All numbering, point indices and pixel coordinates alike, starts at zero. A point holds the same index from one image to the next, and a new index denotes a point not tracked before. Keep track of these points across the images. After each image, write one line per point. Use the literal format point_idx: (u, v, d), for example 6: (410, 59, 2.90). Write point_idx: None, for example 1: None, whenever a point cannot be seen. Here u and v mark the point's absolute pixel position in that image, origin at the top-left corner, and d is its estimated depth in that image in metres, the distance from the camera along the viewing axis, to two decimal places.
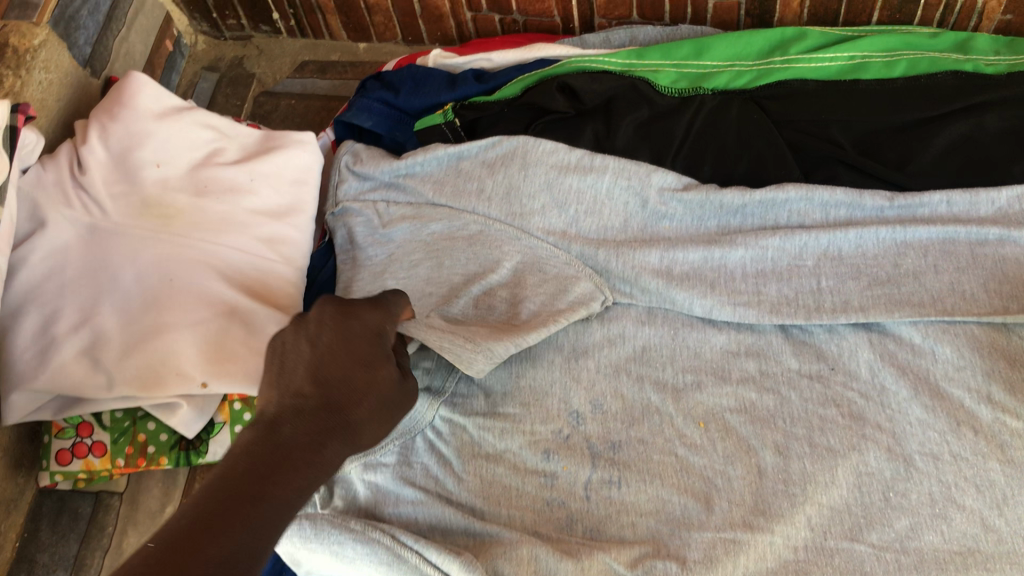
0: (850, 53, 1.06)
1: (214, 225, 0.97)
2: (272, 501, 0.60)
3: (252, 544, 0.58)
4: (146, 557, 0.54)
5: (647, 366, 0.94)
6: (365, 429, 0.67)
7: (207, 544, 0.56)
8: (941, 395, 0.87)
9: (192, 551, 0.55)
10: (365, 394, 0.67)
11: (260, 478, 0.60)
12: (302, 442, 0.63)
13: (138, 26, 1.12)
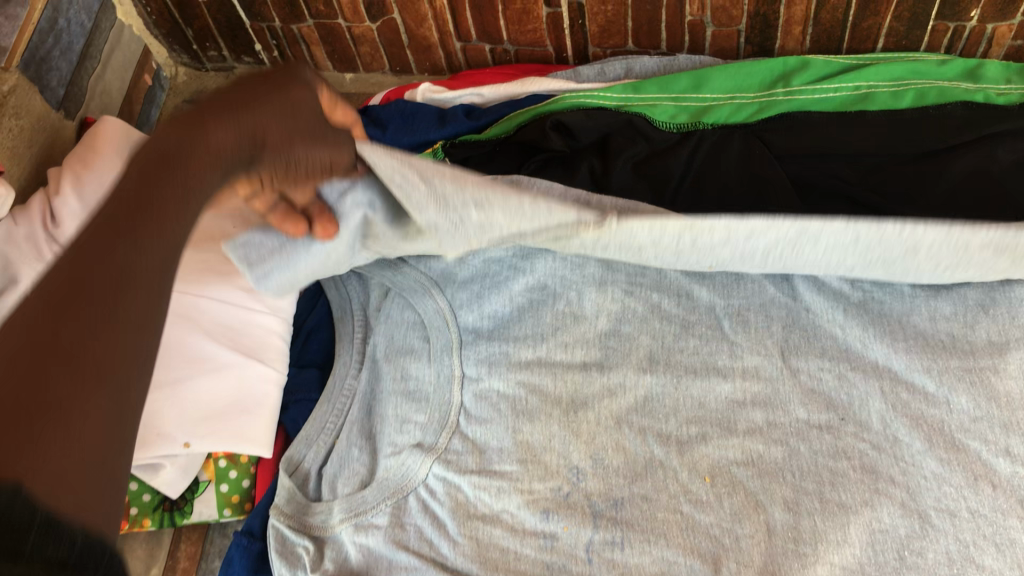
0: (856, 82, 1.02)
1: (194, 276, 0.94)
2: (169, 224, 0.51)
3: (127, 295, 0.47)
4: (29, 312, 0.45)
5: (649, 418, 0.89)
6: (270, 131, 0.57)
7: (99, 264, 0.47)
8: (957, 447, 0.84)
9: (87, 279, 0.46)
10: (270, 111, 0.58)
11: (146, 192, 0.50)
12: (193, 150, 0.53)
13: (114, 64, 1.08)
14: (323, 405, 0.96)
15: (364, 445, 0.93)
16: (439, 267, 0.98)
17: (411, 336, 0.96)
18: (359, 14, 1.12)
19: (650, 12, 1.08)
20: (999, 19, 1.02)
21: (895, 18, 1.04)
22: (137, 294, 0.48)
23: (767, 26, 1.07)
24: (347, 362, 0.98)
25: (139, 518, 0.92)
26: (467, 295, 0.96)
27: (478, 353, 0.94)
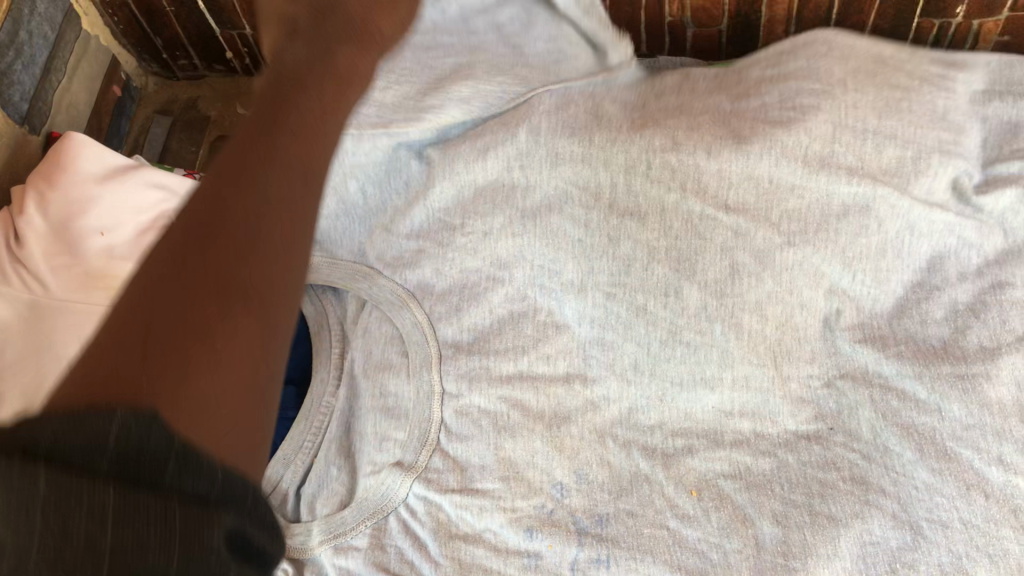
0: None
1: None
2: (301, 104, 0.47)
3: (298, 153, 0.45)
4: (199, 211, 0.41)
5: (635, 431, 0.87)
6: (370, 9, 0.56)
7: (261, 165, 0.43)
8: (949, 457, 0.81)
9: (255, 167, 0.42)
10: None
11: (274, 92, 0.47)
12: (302, 56, 0.50)
13: (80, 76, 1.05)
14: (300, 422, 0.92)
15: (343, 462, 0.90)
16: (416, 277, 0.94)
17: (389, 353, 0.92)
18: None
19: (628, 13, 1.04)
20: (985, 15, 0.97)
21: (878, 15, 0.99)
22: (310, 154, 0.46)
23: (749, 26, 1.03)
24: (324, 378, 0.94)
25: None
26: (445, 307, 0.92)
27: (456, 369, 0.90)
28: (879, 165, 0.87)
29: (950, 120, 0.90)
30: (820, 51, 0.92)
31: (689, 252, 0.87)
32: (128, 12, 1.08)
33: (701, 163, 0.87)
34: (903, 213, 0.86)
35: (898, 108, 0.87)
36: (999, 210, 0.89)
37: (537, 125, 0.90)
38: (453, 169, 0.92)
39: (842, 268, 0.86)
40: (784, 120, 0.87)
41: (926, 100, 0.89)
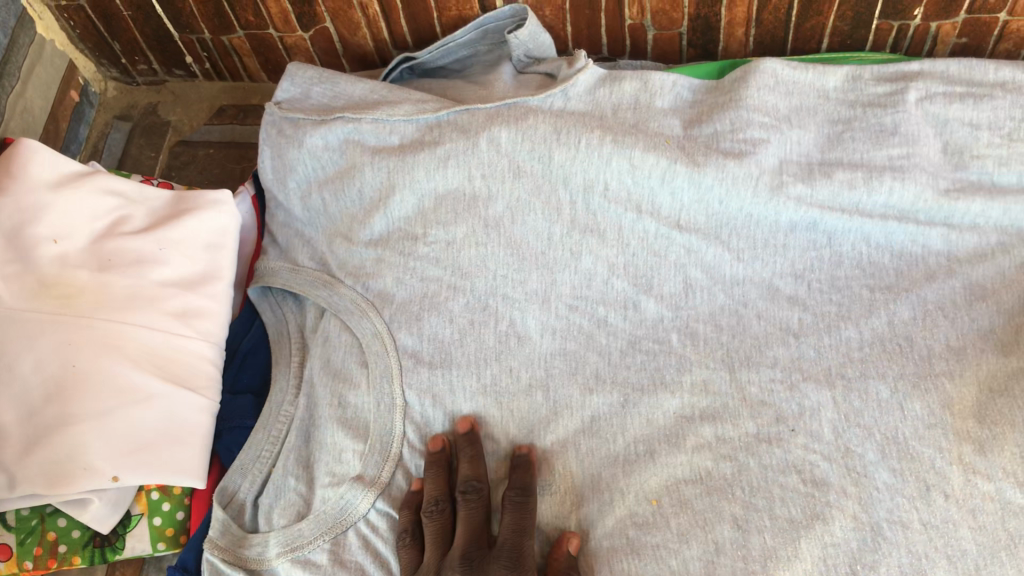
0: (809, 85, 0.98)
1: (122, 303, 0.88)
2: None
3: None
4: None
5: (597, 438, 0.85)
6: None
7: None
8: (911, 456, 0.79)
9: None
10: None
11: None
12: None
13: (35, 81, 1.03)
14: (260, 430, 0.91)
15: (300, 473, 0.88)
16: (377, 286, 0.93)
17: (349, 359, 0.91)
18: (290, 24, 1.05)
19: (589, 17, 1.02)
20: (942, 17, 0.97)
21: (838, 17, 0.99)
22: None
23: (709, 29, 1.02)
24: (283, 387, 0.93)
25: (68, 556, 0.86)
26: (405, 314, 0.91)
27: (418, 383, 0.88)
28: (829, 189, 0.90)
29: (903, 134, 0.92)
30: (768, 79, 0.97)
31: (645, 268, 0.92)
32: (85, 15, 1.07)
33: (655, 187, 0.92)
34: (855, 230, 0.91)
35: (842, 140, 0.93)
36: (972, 217, 0.90)
37: (496, 136, 0.92)
38: (413, 178, 0.93)
39: (794, 280, 0.91)
40: (736, 149, 0.92)
41: (872, 122, 0.94)
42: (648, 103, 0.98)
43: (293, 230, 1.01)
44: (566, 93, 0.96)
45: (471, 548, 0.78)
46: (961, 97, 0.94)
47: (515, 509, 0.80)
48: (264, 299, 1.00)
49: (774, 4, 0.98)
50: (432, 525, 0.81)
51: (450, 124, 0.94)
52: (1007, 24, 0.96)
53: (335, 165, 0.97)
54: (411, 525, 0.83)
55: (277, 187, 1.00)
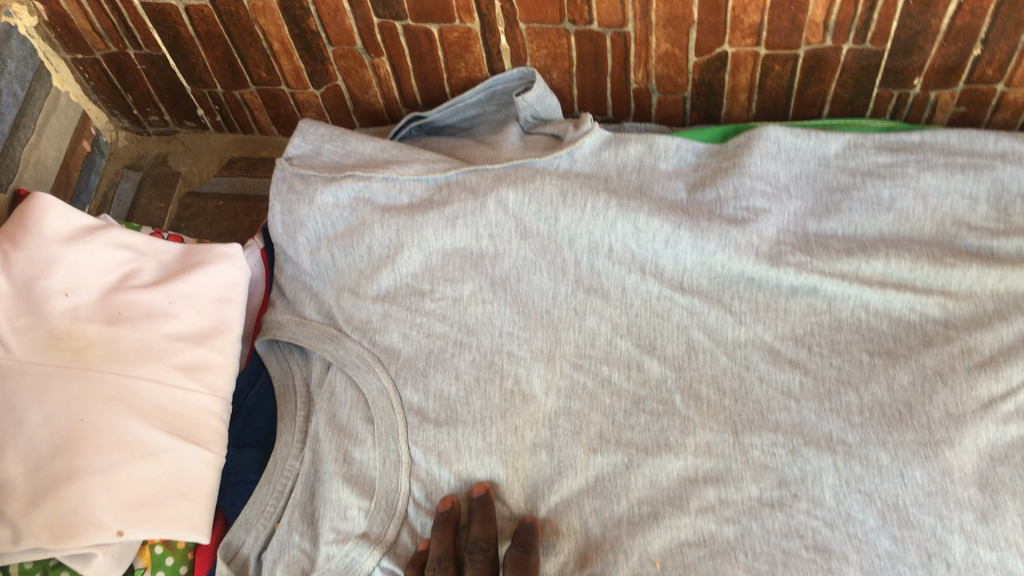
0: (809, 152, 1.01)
1: (130, 357, 0.89)
2: None
3: None
4: None
5: (601, 499, 0.86)
6: None
7: None
8: (911, 524, 0.81)
9: None
10: None
11: None
12: None
13: (50, 132, 1.05)
14: (264, 484, 0.92)
15: (305, 530, 0.88)
16: (383, 341, 0.94)
17: (355, 416, 0.92)
18: (302, 81, 1.07)
19: (595, 81, 1.03)
20: (940, 87, 0.99)
21: (839, 84, 1.00)
22: None
23: (712, 94, 1.04)
24: (288, 442, 0.94)
25: None
26: (411, 371, 0.92)
27: (424, 441, 0.88)
28: (828, 262, 0.93)
29: (899, 209, 0.96)
30: (771, 147, 1.00)
31: (648, 330, 0.93)
32: (100, 68, 1.09)
33: (659, 250, 0.94)
34: (853, 296, 0.92)
35: (838, 210, 0.96)
36: (968, 284, 0.92)
37: (504, 197, 0.94)
38: (421, 236, 0.95)
39: (795, 345, 0.92)
40: (738, 214, 0.95)
41: (868, 193, 0.97)
42: (652, 165, 0.99)
43: (300, 284, 1.01)
44: (572, 155, 0.98)
45: None
46: (963, 168, 0.97)
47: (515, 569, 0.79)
48: (270, 352, 1.00)
49: (776, 72, 0.99)
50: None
51: (458, 184, 0.96)
52: (1004, 95, 0.98)
53: (345, 223, 0.98)
54: None
55: (286, 242, 1.00)
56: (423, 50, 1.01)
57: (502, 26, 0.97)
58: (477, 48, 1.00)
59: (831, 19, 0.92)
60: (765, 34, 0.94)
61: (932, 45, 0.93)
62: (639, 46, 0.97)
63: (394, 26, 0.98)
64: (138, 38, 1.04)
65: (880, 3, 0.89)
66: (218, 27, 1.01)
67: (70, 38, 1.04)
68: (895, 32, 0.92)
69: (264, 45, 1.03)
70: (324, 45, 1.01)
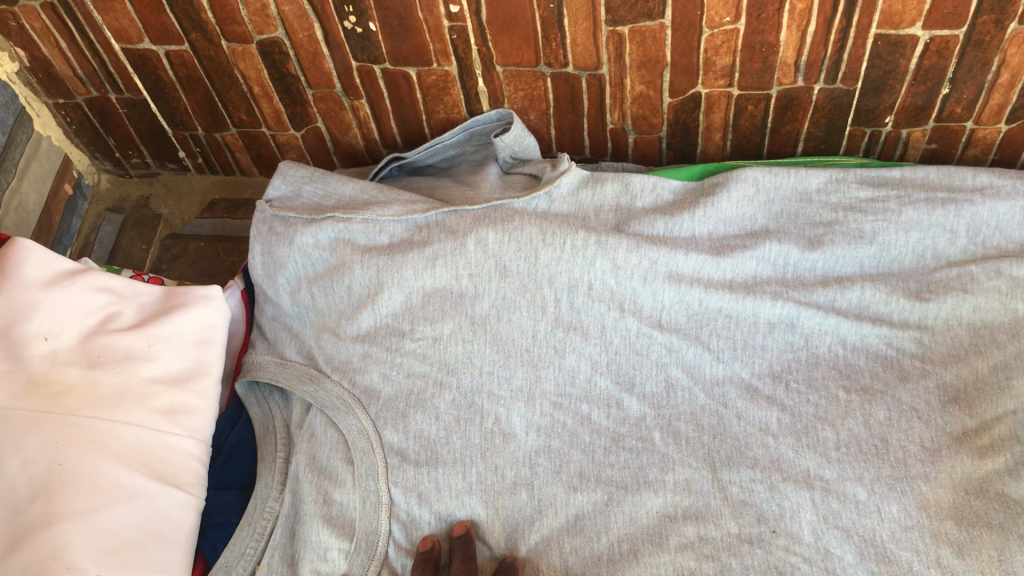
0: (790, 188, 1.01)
1: (109, 400, 0.89)
2: None
3: None
4: None
5: (580, 537, 0.86)
6: None
7: None
8: (890, 559, 0.80)
9: None
10: None
11: None
12: None
13: (31, 176, 1.06)
14: (245, 527, 0.91)
15: (285, 572, 0.88)
16: (363, 381, 0.94)
17: (335, 458, 0.91)
18: (282, 123, 1.08)
19: (572, 121, 1.04)
20: (912, 125, 1.00)
21: (812, 123, 1.02)
22: None
23: (687, 134, 1.05)
24: (269, 483, 0.94)
25: None
26: (391, 411, 0.92)
27: (404, 481, 0.89)
28: (805, 291, 0.95)
29: (880, 242, 0.96)
30: (748, 190, 0.99)
31: (628, 367, 0.94)
32: (82, 112, 1.10)
33: (638, 288, 0.95)
34: (831, 329, 0.94)
35: (822, 243, 0.96)
36: (944, 316, 0.93)
37: (484, 237, 0.95)
38: (402, 277, 0.95)
39: (772, 381, 0.93)
40: (716, 251, 0.96)
41: (850, 226, 0.97)
42: (628, 206, 1.00)
43: (281, 325, 1.02)
44: (550, 195, 0.99)
45: None
46: (943, 203, 0.96)
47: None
48: (251, 394, 1.00)
49: (750, 112, 1.01)
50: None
51: (438, 225, 0.97)
52: (973, 132, 1.00)
53: (325, 263, 0.99)
54: None
55: (266, 283, 1.01)
56: (401, 93, 1.02)
57: (479, 69, 0.98)
58: (455, 90, 1.02)
59: (802, 59, 0.93)
60: (737, 75, 0.96)
61: (902, 85, 0.95)
62: (613, 88, 0.99)
63: (372, 69, 0.99)
64: (119, 83, 1.05)
65: (849, 45, 0.91)
66: (198, 72, 1.02)
67: (51, 84, 1.05)
68: (865, 72, 0.94)
69: (244, 89, 1.04)
70: (303, 88, 1.02)
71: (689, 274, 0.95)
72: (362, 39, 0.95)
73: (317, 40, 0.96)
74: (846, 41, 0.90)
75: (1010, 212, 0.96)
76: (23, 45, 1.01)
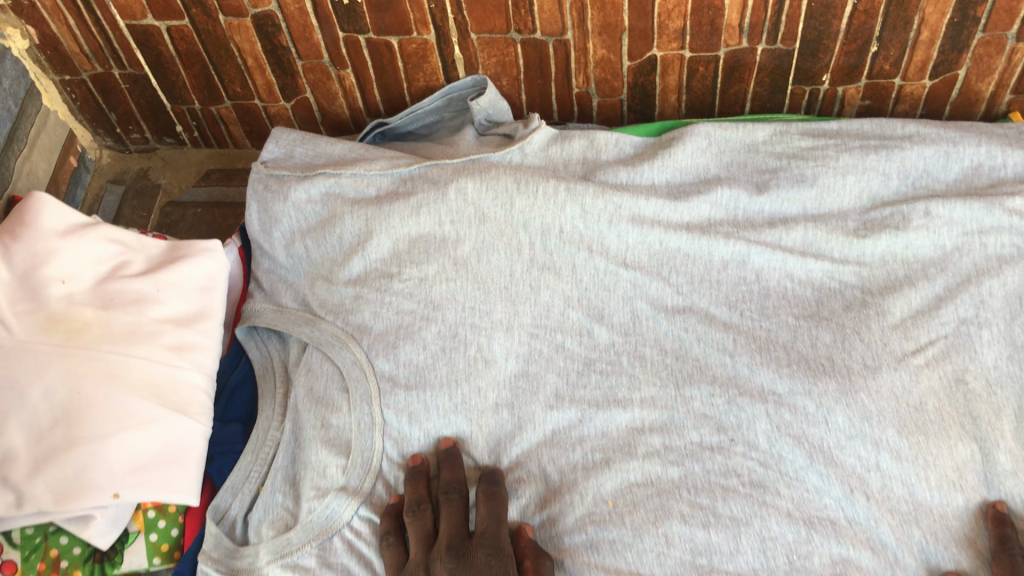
0: (740, 140, 1.11)
1: (123, 338, 0.97)
2: None
3: None
4: None
5: (558, 449, 0.95)
6: None
7: None
8: (835, 462, 0.91)
9: None
10: None
11: None
12: None
13: (40, 146, 1.14)
14: (248, 455, 1.00)
15: (288, 490, 0.97)
16: (356, 319, 1.03)
17: (331, 387, 0.99)
18: (274, 95, 1.17)
19: (541, 86, 1.15)
20: (847, 83, 1.12)
21: (757, 83, 1.13)
22: None
23: (646, 96, 1.16)
24: (270, 415, 1.02)
25: (69, 570, 0.95)
26: (383, 343, 1.00)
27: (396, 404, 0.97)
28: (757, 236, 1.04)
29: (820, 185, 1.06)
30: (701, 142, 1.10)
31: (597, 301, 1.04)
32: (86, 89, 1.18)
33: (604, 230, 1.04)
34: (779, 266, 1.03)
35: (768, 188, 1.06)
36: (880, 253, 1.03)
37: (463, 186, 1.04)
38: (389, 224, 1.04)
39: (728, 310, 1.02)
40: (674, 197, 1.06)
41: (794, 172, 1.07)
42: (594, 159, 1.10)
43: (277, 276, 1.10)
44: (523, 150, 1.09)
45: (454, 540, 0.87)
46: (875, 150, 1.07)
47: (488, 501, 0.90)
48: (250, 338, 1.08)
49: (701, 73, 1.11)
50: (415, 524, 0.90)
51: (421, 177, 1.06)
52: (902, 88, 1.12)
53: (317, 216, 1.08)
54: (393, 529, 0.91)
55: (263, 238, 1.10)
56: (384, 61, 1.12)
57: (456, 37, 1.08)
58: (433, 58, 1.11)
59: (745, 21, 1.04)
60: (688, 38, 1.06)
61: (835, 44, 1.06)
62: (578, 53, 1.09)
63: (358, 40, 1.09)
64: (122, 59, 1.14)
65: (785, 7, 1.02)
66: (196, 46, 1.11)
67: (58, 61, 1.14)
68: (802, 33, 1.05)
69: (239, 62, 1.13)
70: (294, 59, 1.12)
71: (650, 217, 1.05)
72: (348, 11, 1.05)
73: (308, 13, 1.05)
74: (783, 3, 1.01)
75: (936, 155, 1.06)
76: (34, 22, 1.09)
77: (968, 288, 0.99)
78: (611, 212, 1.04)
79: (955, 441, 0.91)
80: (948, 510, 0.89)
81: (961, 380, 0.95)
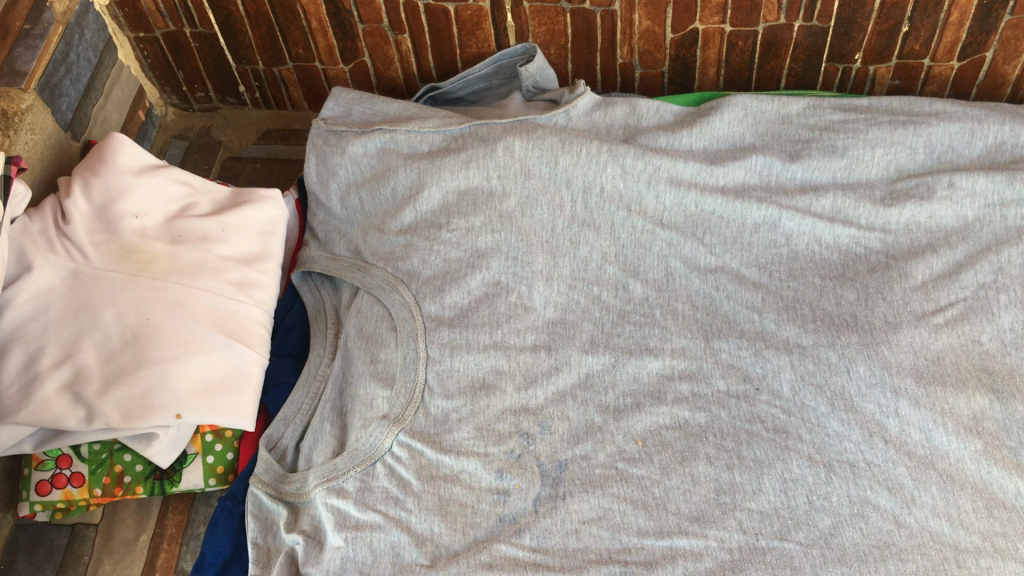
0: (778, 105, 1.17)
1: (189, 271, 1.04)
2: None
3: None
4: None
5: (591, 391, 1.01)
6: None
7: None
8: (855, 409, 0.96)
9: None
10: None
11: None
12: None
13: (114, 97, 1.21)
14: (300, 389, 1.06)
15: (335, 420, 1.03)
16: (405, 265, 1.09)
17: (380, 326, 1.06)
18: (334, 57, 1.26)
19: (587, 56, 1.24)
20: (878, 62, 1.21)
21: (792, 59, 1.22)
22: None
23: (686, 69, 1.25)
24: (321, 352, 1.09)
25: (132, 485, 1.02)
26: (430, 288, 1.07)
27: (440, 339, 1.04)
28: (789, 202, 1.09)
29: (850, 155, 1.12)
30: (738, 112, 1.15)
31: (634, 258, 1.09)
32: (158, 46, 1.26)
33: (643, 191, 1.10)
34: (808, 230, 1.08)
35: (801, 156, 1.12)
36: (905, 221, 1.08)
37: (511, 144, 1.10)
38: (440, 177, 1.11)
39: (757, 271, 1.08)
40: (710, 162, 1.11)
41: (825, 143, 1.13)
42: (635, 125, 1.17)
43: (331, 227, 1.17)
44: (568, 113, 1.15)
45: None
46: (902, 125, 1.13)
47: None
48: (305, 283, 1.16)
49: (740, 47, 1.21)
50: None
51: (472, 135, 1.13)
52: (930, 69, 1.21)
53: (372, 169, 1.15)
54: None
55: (320, 189, 1.17)
56: (441, 27, 1.21)
57: (509, 5, 1.17)
58: (486, 25, 1.21)
59: None
60: (729, 13, 1.15)
61: (868, 25, 1.16)
62: (624, 24, 1.18)
63: (417, 5, 1.18)
64: (194, 17, 1.22)
65: None
66: (265, 7, 1.19)
67: (135, 18, 1.22)
68: (837, 13, 1.14)
69: (304, 24, 1.21)
70: (356, 22, 1.21)
71: (687, 179, 1.10)
72: None
73: None
74: None
75: (961, 131, 1.12)
76: None
77: (988, 256, 1.04)
78: (651, 172, 1.09)
79: (972, 392, 0.96)
80: (963, 456, 0.93)
81: (976, 340, 1.00)
